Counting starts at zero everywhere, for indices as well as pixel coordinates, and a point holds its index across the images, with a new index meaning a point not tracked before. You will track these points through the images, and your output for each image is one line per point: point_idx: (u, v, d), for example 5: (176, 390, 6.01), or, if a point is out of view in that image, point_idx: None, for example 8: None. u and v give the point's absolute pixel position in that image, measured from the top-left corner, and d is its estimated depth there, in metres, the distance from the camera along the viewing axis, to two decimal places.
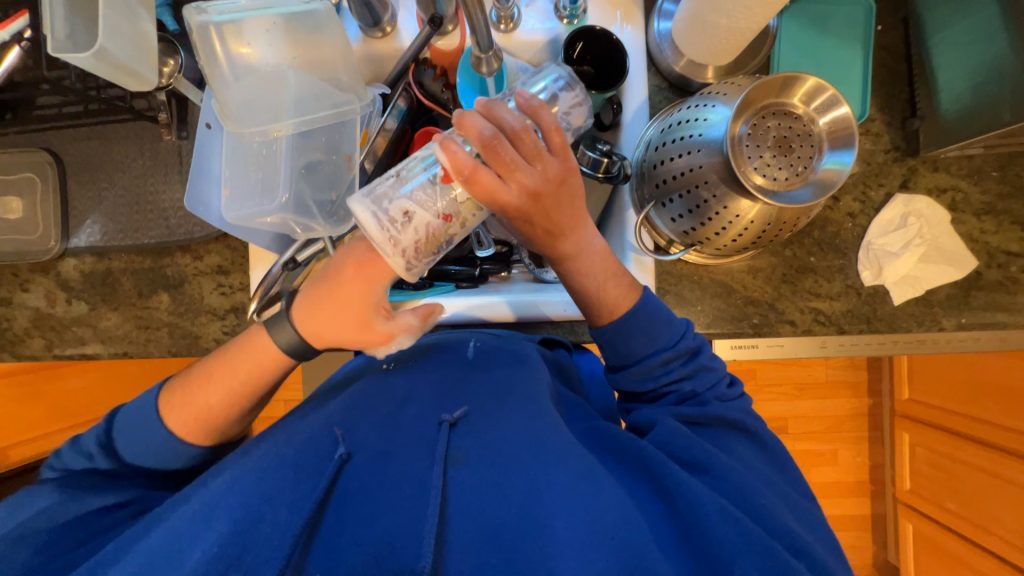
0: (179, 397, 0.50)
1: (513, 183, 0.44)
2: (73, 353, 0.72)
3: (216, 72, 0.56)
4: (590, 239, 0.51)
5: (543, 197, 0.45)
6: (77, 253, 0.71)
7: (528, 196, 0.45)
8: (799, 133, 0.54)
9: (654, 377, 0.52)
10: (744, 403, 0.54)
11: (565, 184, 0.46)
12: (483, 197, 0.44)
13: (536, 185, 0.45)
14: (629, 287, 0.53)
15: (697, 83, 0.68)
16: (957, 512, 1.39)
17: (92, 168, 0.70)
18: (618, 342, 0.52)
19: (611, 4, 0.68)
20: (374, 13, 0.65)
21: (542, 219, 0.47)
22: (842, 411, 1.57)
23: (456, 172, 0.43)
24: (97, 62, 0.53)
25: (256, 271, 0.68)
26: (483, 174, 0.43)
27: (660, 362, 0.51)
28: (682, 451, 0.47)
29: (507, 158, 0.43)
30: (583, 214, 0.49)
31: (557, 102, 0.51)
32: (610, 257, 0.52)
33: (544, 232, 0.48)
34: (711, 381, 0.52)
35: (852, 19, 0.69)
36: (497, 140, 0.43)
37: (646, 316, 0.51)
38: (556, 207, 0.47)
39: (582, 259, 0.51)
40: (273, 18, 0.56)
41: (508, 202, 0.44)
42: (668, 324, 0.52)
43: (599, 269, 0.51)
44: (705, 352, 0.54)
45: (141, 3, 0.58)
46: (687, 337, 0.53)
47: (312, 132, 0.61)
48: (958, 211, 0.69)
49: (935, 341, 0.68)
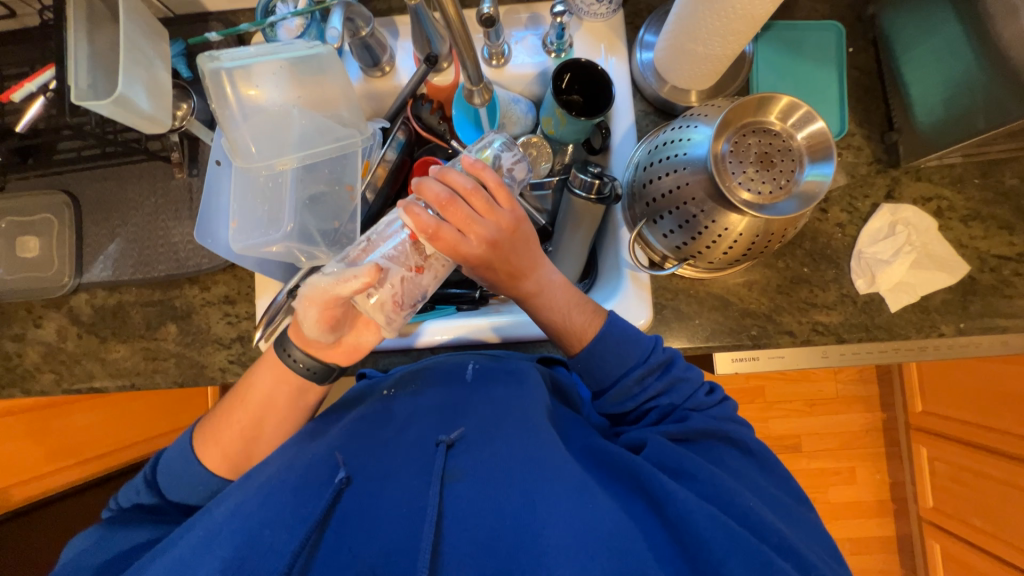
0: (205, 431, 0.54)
1: (472, 236, 0.48)
2: (83, 387, 0.73)
3: (226, 112, 0.59)
4: (550, 273, 0.54)
5: (502, 245, 0.49)
6: (90, 287, 0.73)
7: (486, 245, 0.48)
8: (779, 148, 0.57)
9: (634, 397, 0.54)
10: (722, 409, 0.55)
11: (518, 231, 0.50)
12: (446, 251, 0.47)
13: (494, 235, 0.48)
14: (593, 313, 0.55)
15: (681, 107, 0.71)
16: (983, 528, 1.33)
17: (108, 208, 0.74)
18: (595, 367, 0.54)
19: (595, 38, 0.73)
20: (374, 54, 0.70)
21: (503, 264, 0.50)
22: (856, 426, 1.54)
23: (420, 232, 0.46)
24: (115, 109, 0.57)
25: (262, 299, 0.71)
26: (443, 233, 0.46)
27: (636, 379, 0.53)
28: (669, 459, 0.48)
29: (463, 214, 0.47)
30: (540, 254, 0.53)
31: (500, 162, 0.55)
32: (572, 287, 0.55)
33: (507, 274, 0.51)
34: (688, 391, 0.54)
35: (824, 44, 0.73)
36: (453, 201, 0.47)
37: (615, 338, 0.53)
38: (514, 252, 0.50)
39: (544, 295, 0.53)
40: (279, 62, 0.60)
41: (470, 253, 0.48)
42: (637, 342, 0.53)
43: (564, 298, 0.54)
44: (679, 362, 0.55)
45: (157, 54, 0.63)
46: (657, 351, 0.54)
47: (317, 165, 0.64)
48: (945, 218, 0.70)
49: (935, 347, 0.68)
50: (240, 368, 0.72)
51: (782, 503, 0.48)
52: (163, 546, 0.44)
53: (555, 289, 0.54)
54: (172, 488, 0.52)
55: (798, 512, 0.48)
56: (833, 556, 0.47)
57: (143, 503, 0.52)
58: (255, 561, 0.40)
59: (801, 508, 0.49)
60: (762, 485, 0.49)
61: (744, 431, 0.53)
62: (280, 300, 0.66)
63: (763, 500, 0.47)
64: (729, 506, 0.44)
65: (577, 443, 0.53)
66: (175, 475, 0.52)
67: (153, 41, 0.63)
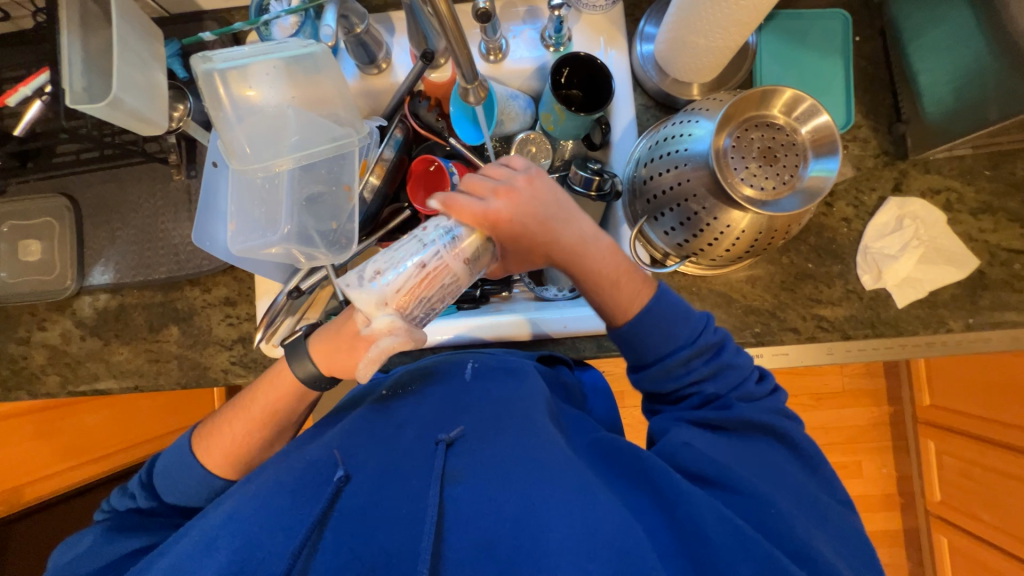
0: (209, 437, 0.54)
1: (492, 197, 0.50)
2: (87, 389, 0.73)
3: (221, 114, 0.59)
4: (591, 241, 0.53)
5: (523, 198, 0.51)
6: (92, 290, 0.74)
7: (507, 200, 0.50)
8: (783, 143, 0.56)
9: (675, 378, 0.52)
10: (772, 401, 0.52)
11: (535, 181, 0.52)
12: (472, 220, 0.48)
13: (511, 190, 0.50)
14: (641, 285, 0.53)
15: (683, 100, 0.69)
16: (990, 522, 1.32)
17: (107, 210, 0.74)
18: (636, 340, 0.52)
19: (594, 30, 0.71)
20: (370, 51, 0.69)
21: (531, 216, 0.51)
22: (862, 421, 1.53)
23: (444, 207, 0.48)
24: (110, 111, 0.56)
25: (262, 301, 0.71)
26: (462, 201, 0.48)
27: (682, 360, 0.51)
28: (689, 463, 0.46)
29: (476, 180, 0.51)
30: (571, 210, 0.53)
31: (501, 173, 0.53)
32: (614, 255, 0.54)
33: (542, 228, 0.52)
34: (736, 381, 0.51)
35: (830, 33, 0.71)
36: (462, 170, 0.51)
37: (662, 313, 0.51)
38: (538, 205, 0.51)
39: (582, 264, 0.53)
40: (274, 62, 0.59)
41: (497, 210, 0.49)
42: (687, 320, 0.52)
43: (610, 265, 0.53)
44: (728, 348, 0.53)
45: (153, 56, 0.63)
46: (707, 331, 0.52)
47: (313, 165, 0.64)
48: (954, 212, 0.69)
49: (944, 343, 0.67)
50: (241, 369, 0.72)
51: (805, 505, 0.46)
52: (162, 548, 0.44)
53: (596, 256, 0.53)
54: (175, 493, 0.53)
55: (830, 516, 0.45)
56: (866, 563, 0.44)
57: (142, 507, 0.52)
58: (255, 565, 0.40)
59: (845, 512, 0.46)
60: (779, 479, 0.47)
61: (796, 428, 0.50)
62: (279, 302, 0.66)
63: (785, 494, 0.44)
64: (745, 508, 0.43)
65: (581, 441, 0.52)
66: (179, 480, 0.52)
67: (147, 42, 0.62)
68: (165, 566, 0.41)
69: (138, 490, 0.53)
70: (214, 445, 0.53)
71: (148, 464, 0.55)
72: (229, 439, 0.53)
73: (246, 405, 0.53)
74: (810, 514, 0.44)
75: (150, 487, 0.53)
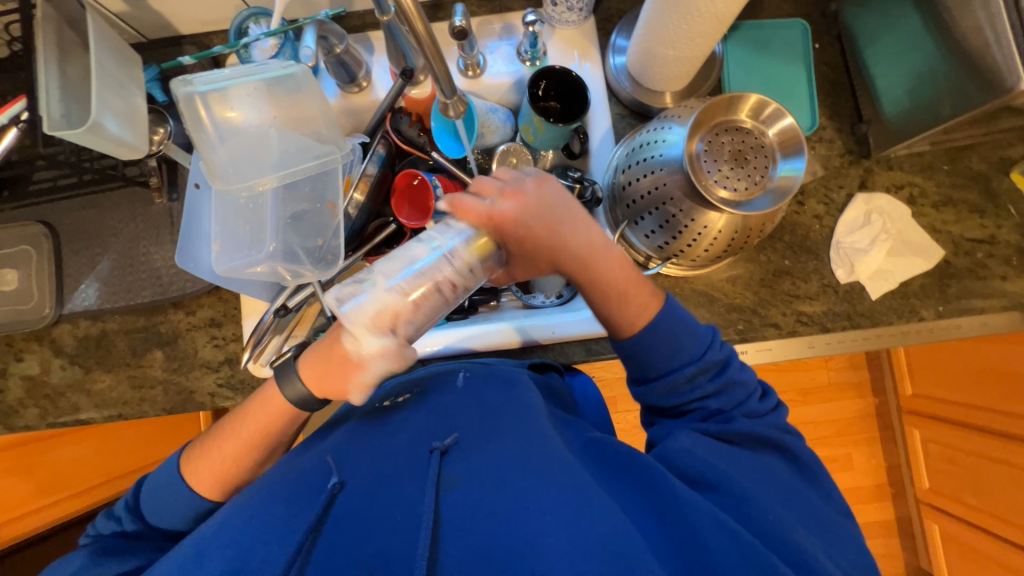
0: (201, 451, 0.53)
1: (518, 223, 0.51)
2: (68, 420, 0.72)
3: (203, 136, 0.59)
4: (604, 252, 0.53)
5: (542, 229, 0.52)
6: (72, 318, 0.72)
7: (530, 230, 0.51)
8: (752, 146, 0.58)
9: (681, 394, 0.52)
10: (775, 417, 0.53)
11: (557, 216, 0.53)
12: (475, 220, 0.49)
13: (522, 200, 0.51)
14: (652, 297, 0.53)
15: (656, 108, 0.72)
16: (978, 506, 1.35)
17: (86, 236, 0.73)
18: (642, 355, 0.52)
19: (568, 45, 0.74)
20: (350, 70, 0.70)
21: (544, 250, 0.53)
22: (850, 413, 1.56)
23: (473, 219, 0.49)
24: (89, 136, 0.56)
25: (249, 320, 0.71)
26: (469, 201, 0.49)
27: (687, 377, 0.52)
28: (689, 469, 0.47)
29: (509, 198, 0.51)
30: (584, 224, 0.54)
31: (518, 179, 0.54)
32: (628, 268, 0.54)
33: (544, 260, 0.54)
34: (740, 398, 0.52)
35: (790, 41, 0.75)
36: (501, 186, 0.52)
37: (669, 326, 0.52)
38: (552, 237, 0.53)
39: (593, 273, 0.53)
40: (255, 83, 0.60)
41: (516, 239, 0.51)
42: (693, 333, 0.52)
43: (620, 274, 0.53)
44: (733, 364, 0.53)
45: (132, 81, 0.63)
46: (715, 347, 0.52)
47: (297, 184, 0.64)
48: (918, 205, 0.72)
49: (917, 331, 0.69)
50: (229, 391, 0.71)
51: (795, 496, 0.46)
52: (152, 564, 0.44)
53: (613, 270, 0.53)
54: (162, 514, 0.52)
55: (815, 509, 0.46)
56: (851, 562, 0.45)
57: (126, 530, 0.52)
58: (250, 564, 0.41)
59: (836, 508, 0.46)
60: (772, 475, 0.47)
61: (779, 430, 0.51)
62: (265, 322, 0.65)
63: (769, 495, 0.45)
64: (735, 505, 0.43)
65: (578, 441, 0.53)
66: (168, 500, 0.51)
67: (125, 68, 0.63)
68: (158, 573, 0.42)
69: (124, 512, 0.52)
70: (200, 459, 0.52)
71: (135, 486, 0.54)
72: (213, 459, 0.52)
73: (236, 419, 0.53)
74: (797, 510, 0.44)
75: (137, 510, 0.53)
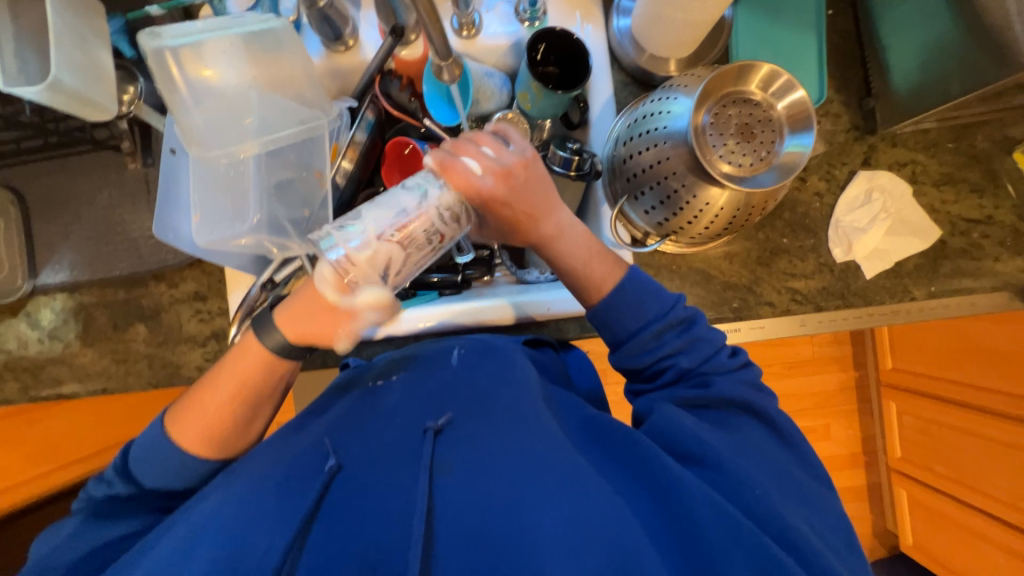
0: (193, 413, 0.51)
1: (485, 171, 0.48)
2: (50, 394, 0.69)
3: (176, 96, 0.55)
4: (570, 218, 0.53)
5: (514, 179, 0.49)
6: (47, 290, 0.69)
7: (499, 178, 0.48)
8: (759, 119, 0.56)
9: (651, 351, 0.52)
10: (746, 372, 0.53)
11: (529, 167, 0.50)
12: (460, 187, 0.47)
13: (504, 167, 0.49)
14: (614, 263, 0.53)
15: (660, 77, 0.69)
16: (947, 474, 1.42)
17: (57, 204, 0.69)
18: (612, 321, 0.52)
19: (570, 5, 0.70)
20: (335, 27, 0.65)
21: (520, 198, 0.49)
22: (831, 386, 1.61)
23: (435, 167, 0.47)
24: (51, 95, 0.52)
25: (235, 294, 0.68)
26: (457, 165, 0.47)
27: (653, 334, 0.51)
28: (677, 443, 0.47)
29: (473, 150, 0.49)
30: (555, 197, 0.52)
31: (490, 138, 0.51)
32: (592, 236, 0.54)
33: (524, 214, 0.51)
34: (707, 353, 0.52)
35: (803, 6, 0.71)
36: (461, 142, 0.49)
37: (635, 289, 0.52)
38: (527, 188, 0.50)
39: (563, 241, 0.53)
40: (231, 38, 0.56)
41: (487, 187, 0.47)
42: (657, 295, 0.52)
43: (582, 248, 0.53)
44: (700, 322, 0.53)
45: (95, 33, 0.58)
46: (678, 307, 0.52)
47: (281, 150, 0.61)
48: (919, 184, 0.71)
49: (908, 311, 0.70)
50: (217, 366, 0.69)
51: (789, 478, 0.46)
52: (149, 542, 0.44)
53: (575, 235, 0.53)
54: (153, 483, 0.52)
55: (811, 491, 0.46)
56: (846, 541, 0.46)
57: (151, 496, 0.51)
58: (243, 562, 0.40)
59: (826, 491, 0.48)
60: (768, 454, 0.47)
61: (773, 406, 0.51)
62: (253, 295, 0.64)
63: (761, 475, 0.45)
64: (735, 490, 0.43)
65: (571, 420, 0.53)
66: (151, 476, 0.50)
67: (87, 18, 0.57)
68: (156, 559, 0.41)
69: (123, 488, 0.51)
70: (191, 424, 0.50)
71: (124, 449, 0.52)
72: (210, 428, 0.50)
73: (225, 385, 0.51)
74: (790, 489, 0.45)
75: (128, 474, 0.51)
